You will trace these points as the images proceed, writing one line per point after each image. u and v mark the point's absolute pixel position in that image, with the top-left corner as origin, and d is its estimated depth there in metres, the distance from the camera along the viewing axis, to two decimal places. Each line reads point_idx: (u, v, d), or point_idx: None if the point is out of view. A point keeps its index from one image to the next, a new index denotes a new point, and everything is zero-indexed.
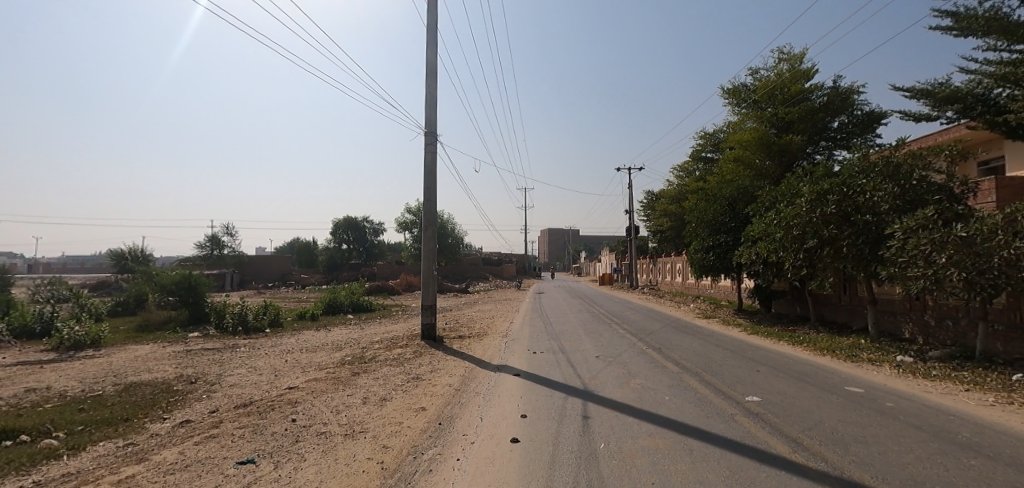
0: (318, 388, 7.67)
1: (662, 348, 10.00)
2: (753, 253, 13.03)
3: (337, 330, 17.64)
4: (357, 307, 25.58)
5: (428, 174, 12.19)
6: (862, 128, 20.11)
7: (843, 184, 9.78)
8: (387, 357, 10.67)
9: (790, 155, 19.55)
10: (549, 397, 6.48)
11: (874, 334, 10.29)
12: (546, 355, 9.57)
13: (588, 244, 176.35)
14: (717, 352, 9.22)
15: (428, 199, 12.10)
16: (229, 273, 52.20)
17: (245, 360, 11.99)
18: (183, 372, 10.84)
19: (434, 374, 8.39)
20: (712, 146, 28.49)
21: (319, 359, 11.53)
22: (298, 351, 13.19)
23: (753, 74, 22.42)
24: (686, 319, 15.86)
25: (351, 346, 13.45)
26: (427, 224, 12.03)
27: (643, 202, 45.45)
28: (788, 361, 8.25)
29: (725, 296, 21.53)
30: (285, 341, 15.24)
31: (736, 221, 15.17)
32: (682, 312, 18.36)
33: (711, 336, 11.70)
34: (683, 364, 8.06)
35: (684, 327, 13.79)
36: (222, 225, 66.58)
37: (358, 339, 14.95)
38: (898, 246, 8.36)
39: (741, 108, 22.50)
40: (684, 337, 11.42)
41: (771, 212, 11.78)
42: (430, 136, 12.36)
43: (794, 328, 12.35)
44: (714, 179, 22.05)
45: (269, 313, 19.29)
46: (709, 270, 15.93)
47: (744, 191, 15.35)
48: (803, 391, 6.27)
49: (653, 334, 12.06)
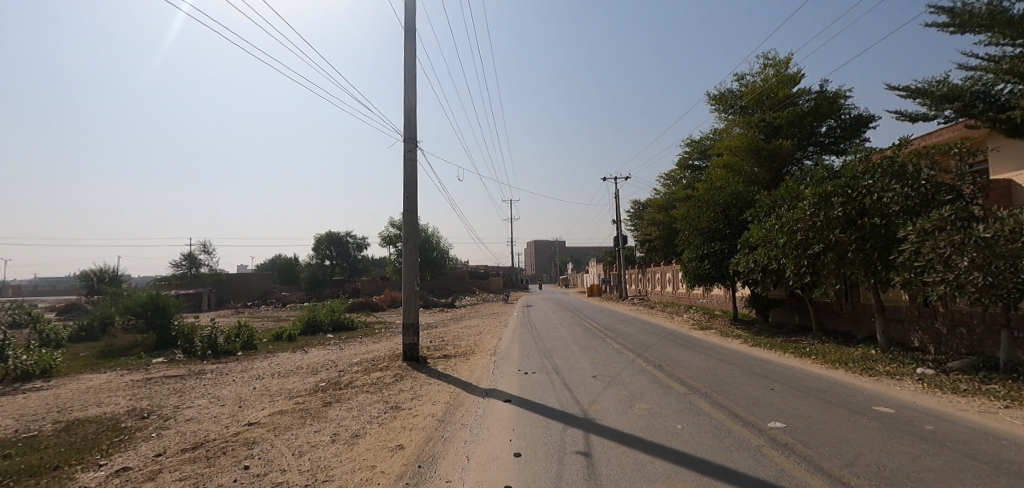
0: (282, 423, 6.74)
1: (664, 364, 9.32)
2: (751, 260, 12.50)
3: (315, 351, 16.56)
4: (338, 326, 24.40)
5: (408, 183, 11.44)
6: (850, 132, 20.07)
7: (848, 186, 9.31)
8: (365, 382, 9.74)
9: (779, 160, 19.39)
10: (546, 428, 5.69)
11: (884, 343, 9.75)
12: (540, 375, 8.79)
13: (575, 255, 176.46)
14: (724, 368, 8.57)
15: (409, 210, 11.32)
16: (206, 293, 50.20)
17: (210, 389, 10.90)
18: (136, 405, 9.73)
19: (415, 402, 7.52)
20: (700, 153, 28.40)
21: (291, 387, 10.52)
22: (270, 376, 12.14)
23: (739, 80, 22.38)
24: (682, 331, 15.24)
25: (328, 369, 12.45)
26: (408, 237, 11.22)
27: (631, 212, 45.28)
28: (803, 377, 7.59)
29: (719, 306, 21.04)
30: (257, 365, 14.15)
31: (731, 228, 14.65)
32: (677, 323, 17.75)
33: (712, 349, 11.06)
34: (690, 384, 7.38)
35: (682, 339, 13.12)
36: (199, 243, 64.45)
37: (336, 361, 13.94)
38: (912, 250, 7.86)
39: (728, 114, 22.38)
40: (685, 352, 10.74)
41: (771, 217, 11.27)
42: (409, 143, 11.65)
43: (797, 338, 11.80)
44: (704, 186, 21.76)
45: (241, 334, 18.10)
46: (705, 279, 15.41)
47: (738, 196, 14.87)
48: (830, 415, 5.60)
49: (651, 349, 11.39)
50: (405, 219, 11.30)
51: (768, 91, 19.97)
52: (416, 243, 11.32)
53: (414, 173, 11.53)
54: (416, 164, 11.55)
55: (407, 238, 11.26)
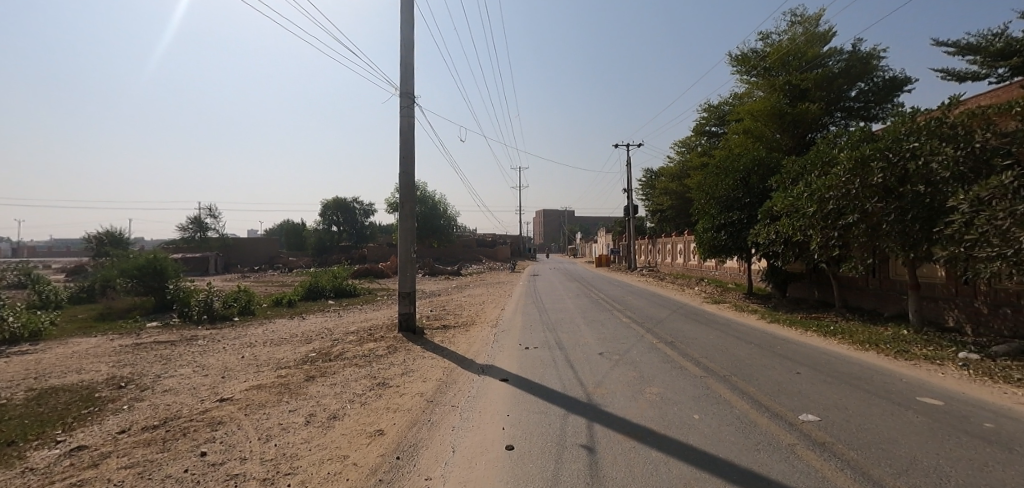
0: (256, 401, 6.19)
1: (676, 342, 8.65)
2: (773, 232, 11.58)
3: (312, 318, 16.13)
4: (340, 292, 24.01)
5: (403, 142, 10.52)
6: (882, 97, 18.62)
7: (891, 147, 8.23)
8: (356, 354, 9.19)
9: (805, 126, 18.05)
10: (544, 414, 5.05)
11: (916, 322, 8.95)
12: (540, 351, 8.16)
13: (582, 225, 175.03)
14: (741, 348, 7.88)
15: (405, 171, 10.45)
16: (212, 257, 50.17)
17: (197, 357, 10.47)
18: (118, 373, 9.30)
19: (404, 379, 6.92)
20: (717, 120, 26.88)
21: (280, 357, 10.03)
22: (261, 344, 11.67)
23: (764, 39, 20.74)
24: (694, 304, 14.56)
25: (322, 338, 11.97)
26: (403, 201, 10.42)
27: (642, 181, 43.88)
28: (833, 361, 6.84)
29: (731, 279, 20.25)
30: (251, 332, 13.72)
31: (751, 197, 13.63)
32: (687, 296, 17.06)
33: (728, 325, 10.35)
34: (705, 366, 6.69)
35: (693, 314, 12.43)
36: (206, 207, 64.33)
37: (332, 329, 13.47)
38: (962, 222, 6.79)
39: (751, 76, 20.79)
40: (698, 328, 10.05)
41: (800, 184, 10.27)
42: (405, 98, 10.64)
43: (819, 315, 11.05)
44: (721, 154, 20.35)
45: (239, 300, 17.70)
46: (720, 251, 14.56)
47: (762, 163, 13.74)
48: (870, 407, 4.85)
49: (661, 324, 10.73)
50: (400, 182, 10.45)
51: (796, 50, 18.41)
52: (412, 209, 10.51)
53: (410, 131, 10.59)
54: (412, 121, 10.60)
55: (402, 203, 10.46)
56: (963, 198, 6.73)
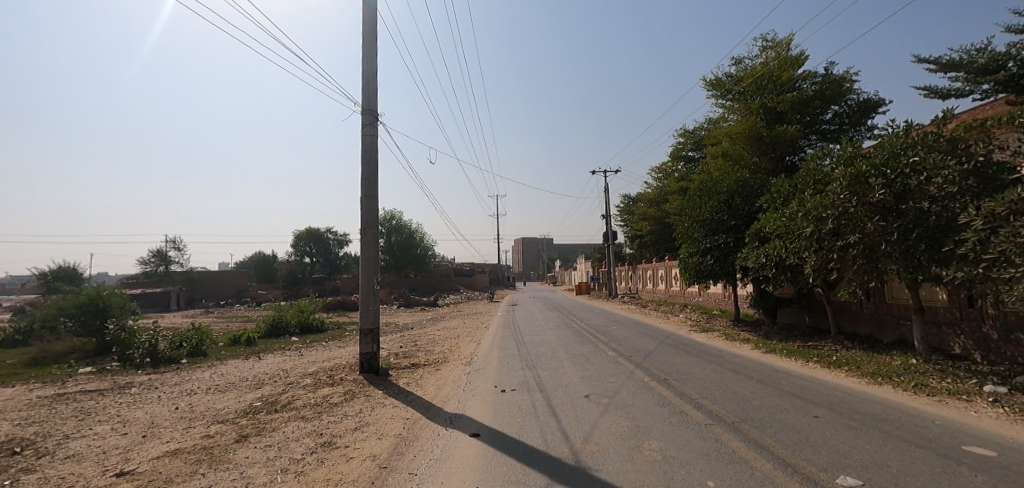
0: (164, 474, 4.94)
1: (671, 378, 7.77)
2: (763, 254, 11.01)
3: (270, 358, 14.64)
4: (306, 328, 22.40)
5: (366, 164, 9.63)
6: (855, 119, 18.85)
7: (888, 163, 7.78)
8: (308, 402, 7.95)
9: (783, 148, 18.03)
10: (522, 484, 4.03)
11: (923, 349, 8.43)
12: (521, 395, 7.13)
13: (562, 253, 175.37)
14: (744, 385, 7.06)
15: (367, 194, 9.53)
16: (174, 291, 47.38)
17: (122, 410, 9.00)
18: (18, 434, 7.78)
19: (356, 436, 5.77)
20: (694, 144, 27.03)
21: (220, 407, 8.66)
22: (202, 392, 10.22)
23: (736, 64, 21.02)
24: (682, 333, 13.77)
25: (275, 382, 10.60)
26: (367, 227, 9.43)
27: (620, 207, 43.85)
28: (850, 400, 6.05)
29: (717, 305, 19.67)
30: (197, 376, 12.21)
31: (737, 219, 13.12)
32: (674, 324, 16.31)
33: (722, 357, 9.55)
34: (710, 409, 5.81)
35: (682, 344, 11.61)
36: (170, 239, 61.60)
37: (289, 371, 12.08)
38: (976, 240, 6.26)
39: (726, 99, 20.96)
40: (691, 361, 9.20)
41: (791, 204, 9.75)
42: (368, 115, 9.84)
43: (817, 344, 10.39)
44: (700, 177, 20.29)
45: (189, 339, 16.05)
46: (707, 277, 13.92)
47: (746, 184, 13.32)
48: (917, 463, 4.02)
49: (652, 357, 9.84)
50: (363, 206, 9.50)
51: (770, 74, 18.65)
52: (377, 235, 9.52)
53: (373, 151, 9.74)
54: (375, 140, 9.77)
55: (365, 229, 9.47)
56: (975, 214, 6.20)
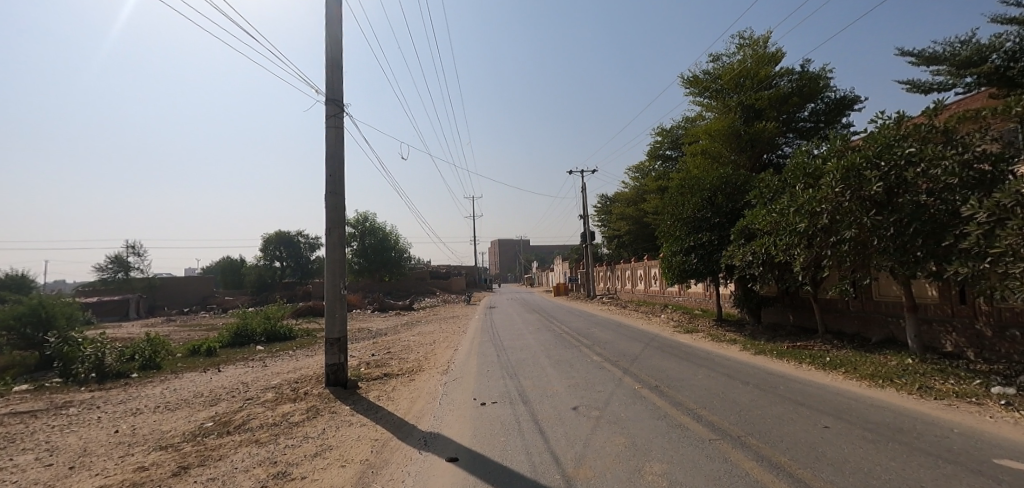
0: None
1: (664, 385, 7.31)
2: (750, 252, 10.71)
3: (230, 370, 13.51)
4: (273, 336, 21.15)
5: (330, 158, 8.83)
6: (830, 117, 19.01)
7: (882, 155, 7.52)
8: (265, 421, 7.09)
9: (762, 145, 17.95)
10: None
11: (916, 349, 8.22)
12: (504, 408, 6.50)
13: (540, 254, 175.54)
14: (743, 390, 6.63)
15: (333, 191, 8.75)
16: (134, 299, 44.73)
17: (49, 434, 7.89)
18: None
19: (316, 463, 5.01)
20: (671, 143, 26.95)
21: (165, 429, 7.69)
22: (148, 410, 9.17)
23: (714, 61, 20.93)
24: (666, 335, 13.39)
25: (232, 398, 9.62)
26: (332, 226, 8.65)
27: (598, 208, 43.70)
28: (857, 407, 5.66)
29: (697, 304, 19.50)
30: (144, 393, 11.03)
31: (720, 216, 12.80)
32: (656, 325, 15.97)
33: (711, 360, 9.16)
34: (713, 421, 5.33)
35: (669, 346, 11.19)
36: (129, 244, 58.35)
37: (249, 384, 11.08)
38: (979, 234, 5.99)
39: (704, 98, 20.86)
40: (681, 365, 8.76)
41: (780, 199, 9.46)
42: (332, 105, 9.04)
43: (806, 343, 10.13)
44: (679, 176, 20.07)
45: (141, 352, 14.76)
46: (691, 276, 13.56)
47: (728, 181, 13.03)
48: (954, 482, 3.57)
49: (640, 361, 9.37)
50: (327, 203, 8.72)
51: (748, 71, 18.61)
52: (344, 235, 8.75)
53: (338, 144, 8.95)
54: (341, 132, 8.96)
55: (330, 229, 8.69)
56: (978, 206, 5.91)
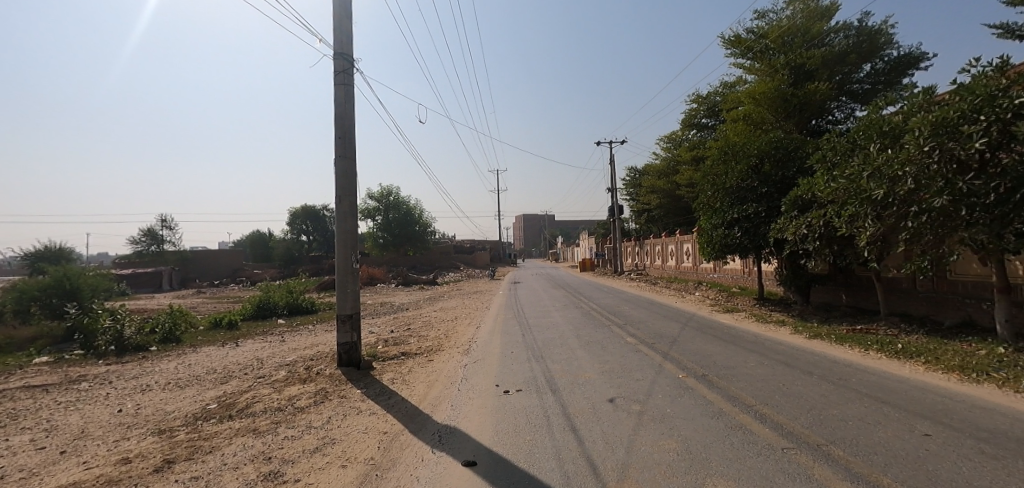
0: None
1: (710, 374, 6.39)
2: (806, 224, 9.48)
3: (248, 344, 13.24)
4: (295, 310, 21.03)
5: (339, 118, 7.92)
6: (891, 77, 16.99)
7: (980, 108, 6.15)
8: (270, 404, 6.57)
9: (813, 108, 16.19)
10: None
11: (1009, 336, 7.03)
12: (528, 398, 5.74)
13: (563, 229, 173.53)
14: (807, 384, 5.67)
15: (342, 155, 7.91)
16: (167, 271, 46.11)
17: (56, 410, 7.61)
18: None
19: (314, 462, 4.37)
20: (707, 111, 25.04)
21: (169, 410, 7.27)
22: (158, 388, 8.85)
23: (759, 18, 18.87)
24: (703, 314, 12.39)
25: (244, 376, 9.22)
26: (340, 195, 7.87)
27: (625, 180, 41.95)
28: (956, 408, 4.64)
29: (734, 282, 18.27)
30: (160, 367, 10.80)
31: (768, 186, 11.43)
32: (691, 304, 14.92)
33: (761, 344, 8.16)
34: (778, 424, 4.41)
35: (709, 328, 10.19)
36: (161, 218, 59.91)
37: (265, 361, 10.70)
38: None
39: (746, 59, 18.95)
40: (727, 350, 7.80)
41: (846, 163, 8.16)
42: (340, 58, 8.00)
43: (868, 327, 9.00)
44: (718, 145, 18.49)
45: (162, 325, 14.67)
46: (733, 250, 12.35)
47: (780, 145, 11.57)
48: None
49: (679, 344, 8.46)
50: (336, 169, 7.91)
51: (798, 27, 16.73)
52: (354, 205, 7.98)
53: (347, 102, 7.99)
54: (350, 89, 7.98)
55: (339, 197, 7.91)
56: None
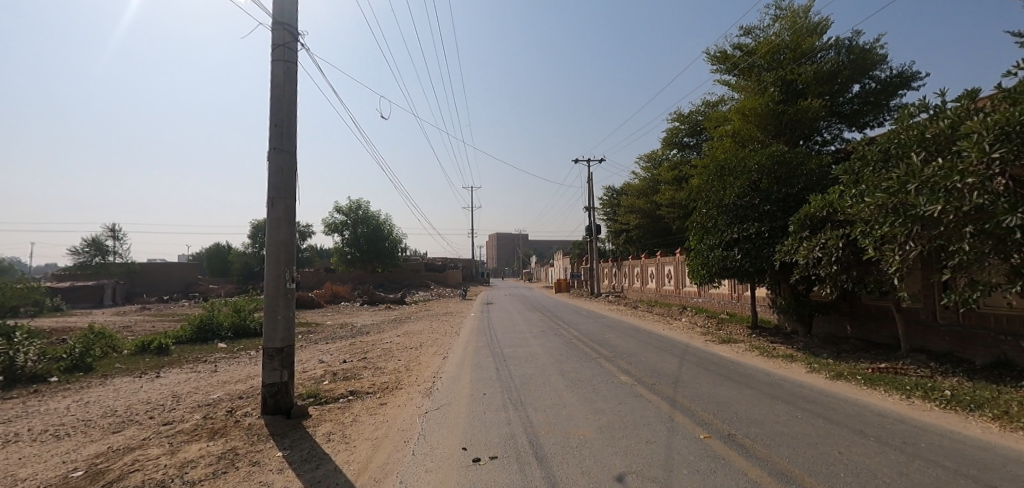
0: None
1: (739, 432, 5.01)
2: (821, 248, 8.42)
3: (171, 376, 11.09)
4: (241, 332, 18.71)
5: (274, 102, 6.39)
6: (881, 98, 16.57)
7: None
8: (151, 475, 4.73)
9: (805, 127, 15.65)
10: None
11: None
12: (508, 473, 4.18)
13: (538, 249, 173.07)
14: (870, 452, 4.35)
15: (277, 147, 6.35)
16: (109, 285, 42.20)
17: None
18: None
19: None
20: (689, 130, 24.54)
21: (16, 478, 5.29)
22: (24, 439, 6.78)
23: (745, 35, 18.44)
24: (698, 345, 11.13)
25: (145, 423, 7.23)
26: (273, 197, 6.29)
27: (604, 200, 41.27)
28: None
29: (722, 307, 17.24)
30: (43, 407, 8.59)
31: (770, 204, 10.41)
32: (681, 331, 13.72)
33: (782, 389, 6.88)
34: None
35: (711, 363, 8.91)
36: (108, 227, 55.66)
37: (182, 400, 8.69)
38: None
39: (732, 76, 18.43)
40: (746, 396, 6.49)
41: (873, 177, 7.13)
42: (280, 28, 6.52)
43: (894, 365, 7.89)
44: (704, 161, 17.69)
45: (69, 350, 12.32)
46: (731, 275, 11.21)
47: (782, 161, 10.63)
48: None
49: (685, 386, 7.12)
50: (268, 164, 6.35)
51: (787, 43, 16.31)
52: (291, 209, 6.39)
53: (286, 83, 6.48)
54: (291, 67, 6.49)
55: (273, 199, 6.33)
56: None
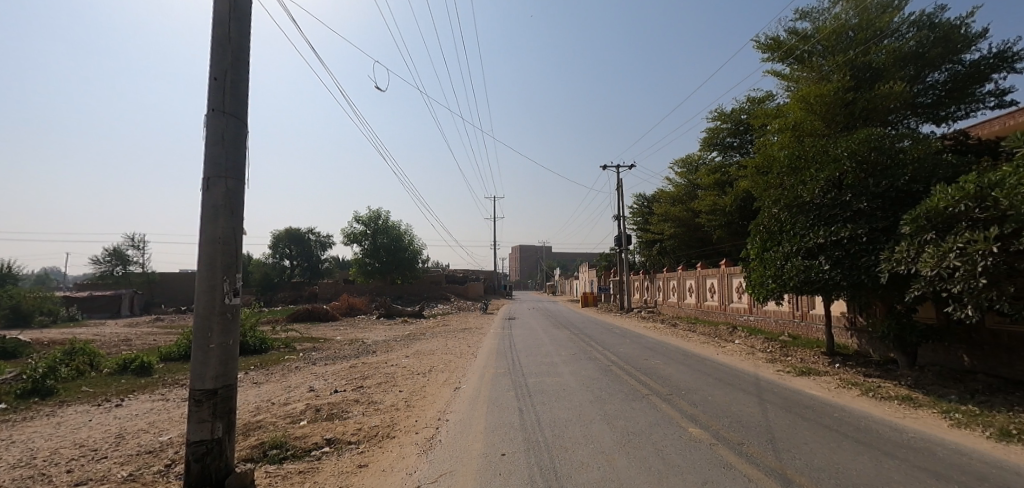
0: None
1: None
2: (965, 253, 6.16)
3: (137, 404, 9.40)
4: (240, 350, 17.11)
5: (213, 45, 4.58)
6: (970, 85, 14.08)
7: None
8: None
9: (881, 117, 13.37)
10: None
11: None
12: None
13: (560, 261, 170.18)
14: None
15: (217, 107, 4.54)
16: (128, 296, 42.03)
17: None
18: None
19: None
20: (731, 129, 22.30)
21: None
22: None
23: (801, 19, 16.29)
24: (771, 377, 8.88)
25: (53, 481, 5.43)
26: (209, 177, 4.46)
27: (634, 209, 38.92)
28: None
29: (782, 328, 14.77)
30: None
31: (868, 200, 8.21)
32: (740, 357, 11.43)
33: (944, 461, 4.63)
34: None
35: (806, 407, 6.67)
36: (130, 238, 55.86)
37: (125, 442, 6.91)
38: None
39: (787, 64, 16.22)
40: (896, 473, 4.28)
41: None
42: None
43: None
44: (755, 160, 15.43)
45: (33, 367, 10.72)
46: (814, 289, 8.95)
47: (879, 147, 8.46)
48: None
49: (791, 448, 4.95)
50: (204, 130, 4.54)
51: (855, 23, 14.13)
52: (235, 194, 4.57)
53: (231, 22, 4.68)
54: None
55: (210, 180, 4.51)
56: None
